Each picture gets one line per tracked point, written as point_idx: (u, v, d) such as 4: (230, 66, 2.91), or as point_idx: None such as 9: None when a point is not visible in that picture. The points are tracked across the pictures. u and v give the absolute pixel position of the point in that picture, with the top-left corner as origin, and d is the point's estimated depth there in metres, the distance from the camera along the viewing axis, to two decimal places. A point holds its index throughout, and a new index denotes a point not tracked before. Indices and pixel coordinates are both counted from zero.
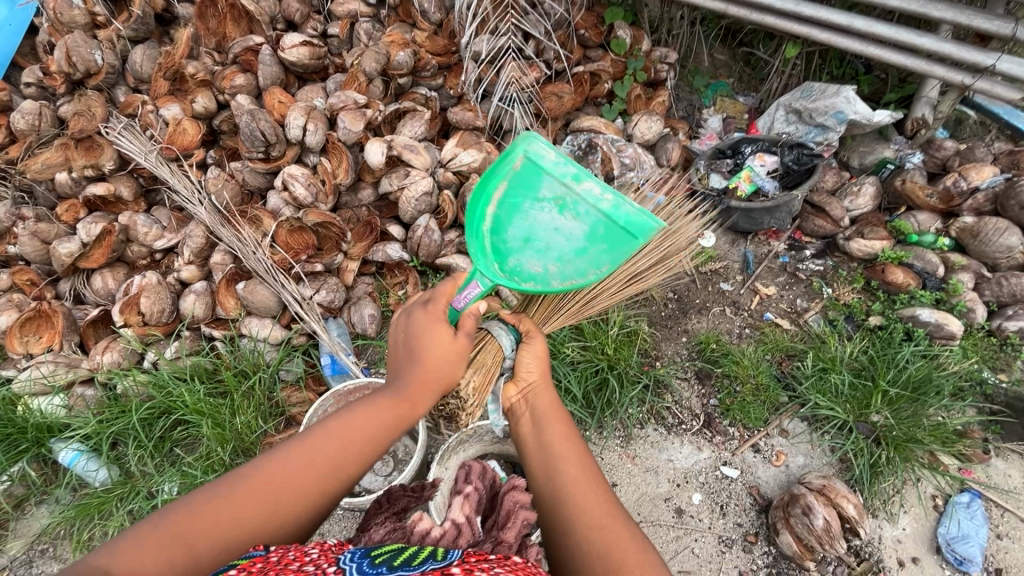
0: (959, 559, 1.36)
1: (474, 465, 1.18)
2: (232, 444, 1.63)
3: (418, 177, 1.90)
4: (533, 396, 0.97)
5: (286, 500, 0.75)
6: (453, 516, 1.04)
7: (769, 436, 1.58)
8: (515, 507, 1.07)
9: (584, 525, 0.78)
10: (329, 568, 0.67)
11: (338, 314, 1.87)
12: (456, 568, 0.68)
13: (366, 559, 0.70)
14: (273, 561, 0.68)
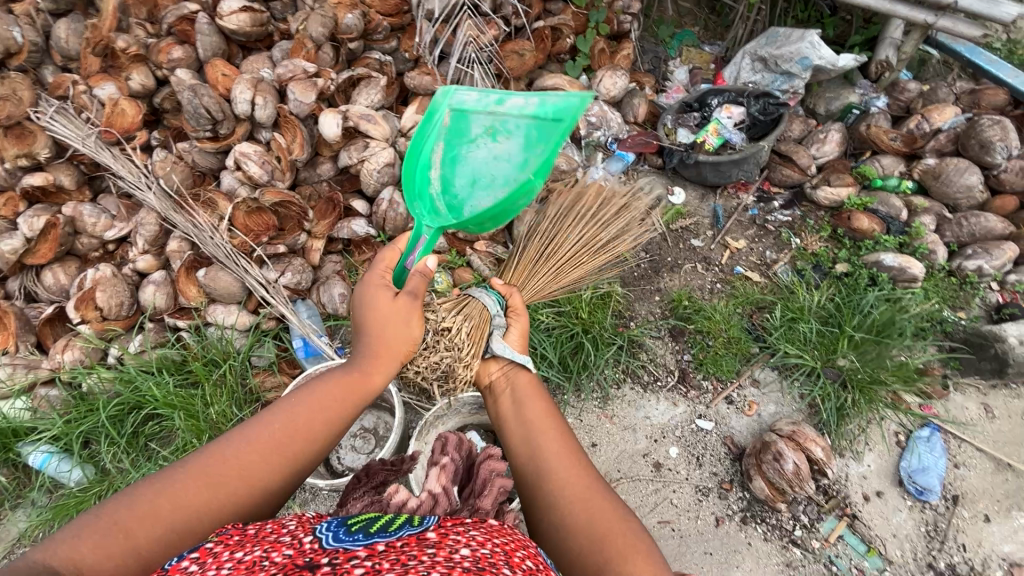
0: (919, 489, 1.43)
1: (450, 436, 1.19)
2: (208, 434, 1.60)
3: (378, 148, 1.84)
4: (512, 382, 1.03)
5: (254, 476, 0.78)
6: (430, 487, 1.08)
7: (741, 386, 1.62)
8: (491, 475, 1.13)
9: (564, 496, 0.81)
10: (305, 538, 0.69)
11: (308, 296, 1.84)
12: (431, 531, 0.71)
13: (342, 528, 0.72)
14: (250, 534, 0.70)
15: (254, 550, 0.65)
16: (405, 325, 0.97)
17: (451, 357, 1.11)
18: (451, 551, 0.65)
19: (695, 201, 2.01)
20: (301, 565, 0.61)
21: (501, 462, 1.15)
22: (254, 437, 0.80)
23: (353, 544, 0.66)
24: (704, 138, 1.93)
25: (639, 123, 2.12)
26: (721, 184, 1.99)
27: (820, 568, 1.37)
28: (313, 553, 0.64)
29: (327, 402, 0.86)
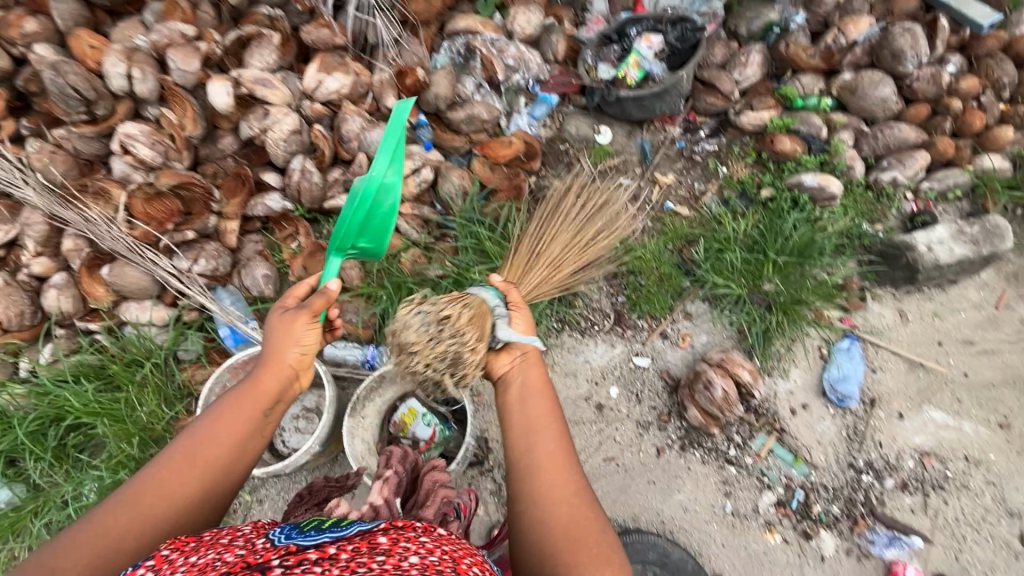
0: (840, 398, 1.51)
1: (395, 450, 1.15)
2: (139, 437, 1.52)
3: (279, 115, 1.69)
4: (522, 375, 1.04)
5: (185, 485, 0.84)
6: (371, 500, 1.03)
7: (675, 321, 1.65)
8: (435, 486, 1.11)
9: (550, 495, 0.86)
10: (259, 540, 0.71)
11: (229, 282, 1.73)
12: (382, 536, 0.72)
13: (295, 528, 0.75)
14: (204, 539, 0.72)
15: (207, 553, 0.68)
16: (303, 333, 1.03)
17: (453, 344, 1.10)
18: (399, 559, 0.66)
19: (622, 138, 1.97)
20: (253, 565, 0.62)
21: (445, 473, 1.14)
22: (181, 452, 0.86)
23: (305, 542, 0.68)
24: (625, 72, 1.87)
25: (560, 62, 2.01)
26: (647, 119, 1.94)
27: (753, 481, 1.45)
28: (264, 551, 0.67)
29: (245, 413, 0.93)
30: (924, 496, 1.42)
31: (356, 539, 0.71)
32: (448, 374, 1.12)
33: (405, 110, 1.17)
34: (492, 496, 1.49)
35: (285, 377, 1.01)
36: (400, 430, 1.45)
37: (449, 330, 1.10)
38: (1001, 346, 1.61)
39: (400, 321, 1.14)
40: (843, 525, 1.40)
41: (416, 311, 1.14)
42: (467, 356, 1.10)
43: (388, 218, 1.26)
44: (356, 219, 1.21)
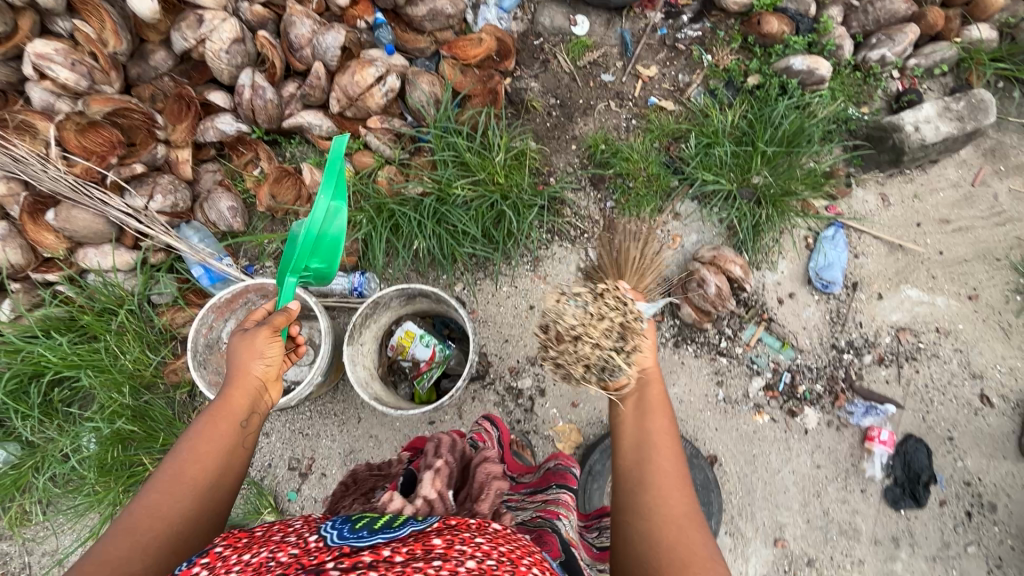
0: (825, 284, 1.56)
1: (444, 438, 1.14)
2: (129, 385, 1.44)
3: (216, 21, 1.49)
4: (645, 388, 0.97)
5: (176, 506, 0.81)
6: (424, 493, 0.93)
7: (664, 223, 1.63)
8: (488, 479, 1.06)
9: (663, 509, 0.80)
10: (311, 537, 0.72)
11: (194, 218, 1.60)
12: (436, 538, 0.71)
13: (345, 525, 0.75)
14: (258, 535, 0.73)
15: (261, 551, 0.68)
16: (265, 349, 1.01)
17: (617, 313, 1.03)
18: (457, 563, 0.64)
19: (599, 29, 1.81)
20: (308, 567, 0.63)
21: (496, 464, 1.09)
22: (166, 477, 0.83)
23: (359, 543, 0.68)
24: None
25: None
26: (627, 4, 1.77)
27: (743, 369, 1.52)
28: (318, 551, 0.67)
29: (221, 433, 0.90)
30: (899, 367, 1.52)
31: (410, 540, 0.70)
32: (619, 354, 1.00)
33: (344, 146, 1.09)
34: (497, 407, 1.53)
35: (254, 394, 0.99)
36: (399, 353, 1.44)
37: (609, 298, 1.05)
38: (975, 222, 1.65)
39: (554, 307, 1.06)
40: (825, 401, 1.50)
41: (569, 299, 1.07)
42: (633, 326, 1.02)
43: (337, 240, 1.21)
44: (307, 246, 1.15)
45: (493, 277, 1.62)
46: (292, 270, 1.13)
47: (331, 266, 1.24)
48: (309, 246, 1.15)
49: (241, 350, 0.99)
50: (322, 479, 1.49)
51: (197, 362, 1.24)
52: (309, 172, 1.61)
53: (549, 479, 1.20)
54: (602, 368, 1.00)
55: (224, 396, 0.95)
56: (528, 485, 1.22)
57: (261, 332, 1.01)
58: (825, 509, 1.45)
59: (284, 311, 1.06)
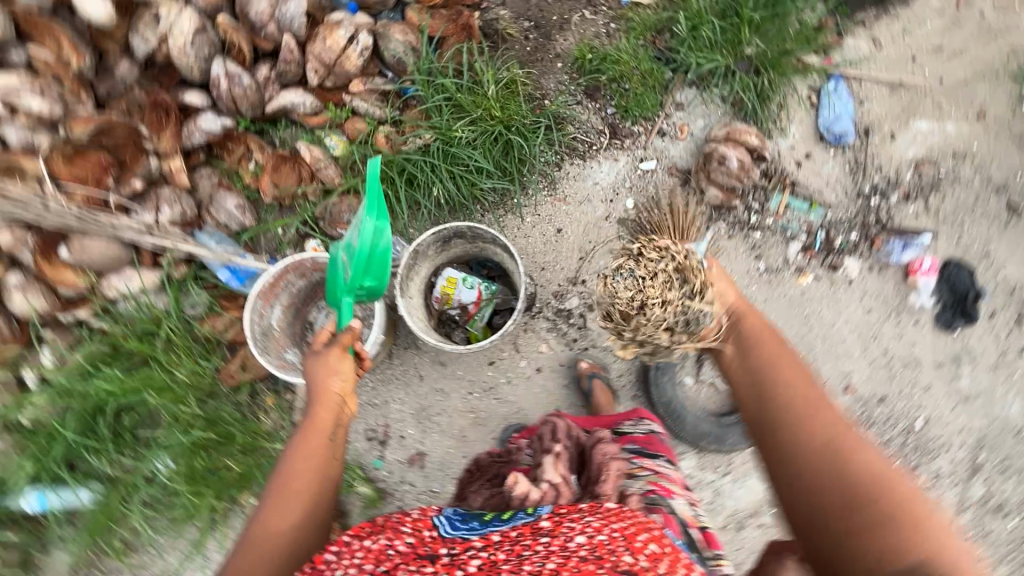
0: (837, 137, 1.57)
1: (558, 423, 1.21)
2: (192, 396, 1.45)
3: (173, 14, 1.43)
4: (747, 332, 1.06)
5: (292, 519, 0.84)
6: (549, 478, 1.01)
7: (668, 115, 1.62)
8: (605, 458, 1.08)
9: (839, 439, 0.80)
10: (427, 530, 0.89)
11: (204, 223, 1.57)
12: (546, 522, 0.85)
13: (457, 518, 0.93)
14: (378, 524, 0.88)
15: (381, 538, 0.84)
16: (338, 366, 1.00)
17: (671, 263, 1.17)
18: (566, 540, 0.80)
19: None
20: (427, 554, 0.81)
21: (611, 444, 1.11)
22: (276, 494, 0.86)
23: (469, 534, 0.87)
24: None
25: None
26: None
27: (778, 238, 1.54)
28: (432, 542, 0.84)
29: (312, 449, 0.90)
30: (925, 199, 1.55)
31: (517, 527, 0.87)
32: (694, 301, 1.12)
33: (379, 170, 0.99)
34: (552, 333, 1.55)
35: (337, 408, 0.98)
36: (445, 303, 1.45)
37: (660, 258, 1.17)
38: (970, 42, 1.62)
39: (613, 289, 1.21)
40: (862, 248, 1.53)
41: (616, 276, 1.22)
42: (693, 272, 1.15)
43: (387, 255, 1.13)
44: (358, 271, 1.12)
45: (514, 211, 1.62)
46: (346, 292, 1.13)
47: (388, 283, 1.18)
48: (360, 263, 1.11)
49: (317, 369, 0.99)
50: (402, 441, 1.52)
51: (259, 349, 1.25)
52: (307, 149, 1.59)
53: (657, 446, 1.16)
54: (683, 322, 1.13)
55: (311, 413, 0.95)
56: (636, 441, 1.17)
57: (331, 350, 1.02)
58: (884, 348, 1.50)
59: (349, 329, 1.05)
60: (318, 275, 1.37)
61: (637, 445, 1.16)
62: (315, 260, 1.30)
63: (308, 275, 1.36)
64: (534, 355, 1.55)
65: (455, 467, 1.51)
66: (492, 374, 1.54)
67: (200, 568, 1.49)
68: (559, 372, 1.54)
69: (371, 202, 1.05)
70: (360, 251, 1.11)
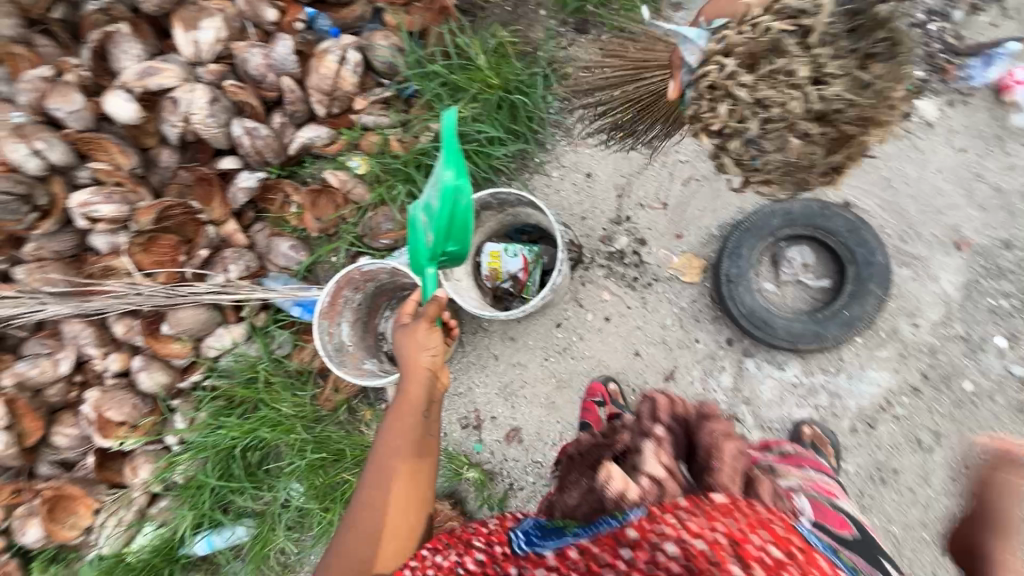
0: None
1: (660, 399, 0.88)
2: (300, 423, 1.58)
3: (188, 93, 1.56)
4: None
5: (393, 495, 0.88)
6: (649, 472, 0.72)
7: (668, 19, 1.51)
8: (715, 438, 0.79)
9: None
10: (500, 544, 0.78)
11: (268, 270, 1.72)
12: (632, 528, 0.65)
13: (534, 528, 0.79)
14: (454, 535, 0.84)
15: (451, 554, 0.78)
16: (427, 340, 1.01)
17: (735, 53, 0.94)
18: (654, 549, 0.61)
19: None
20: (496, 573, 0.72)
21: (722, 419, 0.82)
22: (377, 471, 0.90)
23: (544, 547, 0.71)
24: None
25: None
26: None
27: None
28: (504, 560, 0.74)
29: (404, 430, 0.93)
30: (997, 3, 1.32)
31: (598, 536, 0.68)
32: (802, 15, 0.90)
33: (455, 117, 0.96)
34: (609, 277, 1.50)
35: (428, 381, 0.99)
36: (496, 279, 1.46)
37: (723, 97, 0.96)
38: None
39: (770, 131, 0.95)
40: (935, 82, 1.32)
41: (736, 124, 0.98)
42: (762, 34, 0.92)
43: (467, 217, 1.11)
44: (439, 230, 1.10)
45: (539, 170, 1.59)
46: (429, 258, 1.14)
47: (467, 246, 1.18)
48: (442, 224, 1.08)
49: (406, 345, 1.01)
50: (495, 421, 1.55)
51: (335, 364, 1.35)
52: (333, 175, 1.66)
53: (799, 457, 1.08)
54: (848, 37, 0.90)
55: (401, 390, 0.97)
56: (771, 457, 1.08)
57: (418, 324, 1.02)
58: (994, 185, 1.28)
59: (433, 301, 1.05)
60: (371, 284, 1.44)
61: (774, 459, 1.07)
62: (361, 268, 1.35)
63: (363, 287, 1.43)
64: (599, 304, 1.50)
65: (551, 434, 1.51)
66: (562, 335, 1.52)
67: None
68: (629, 315, 1.48)
69: (448, 155, 1.02)
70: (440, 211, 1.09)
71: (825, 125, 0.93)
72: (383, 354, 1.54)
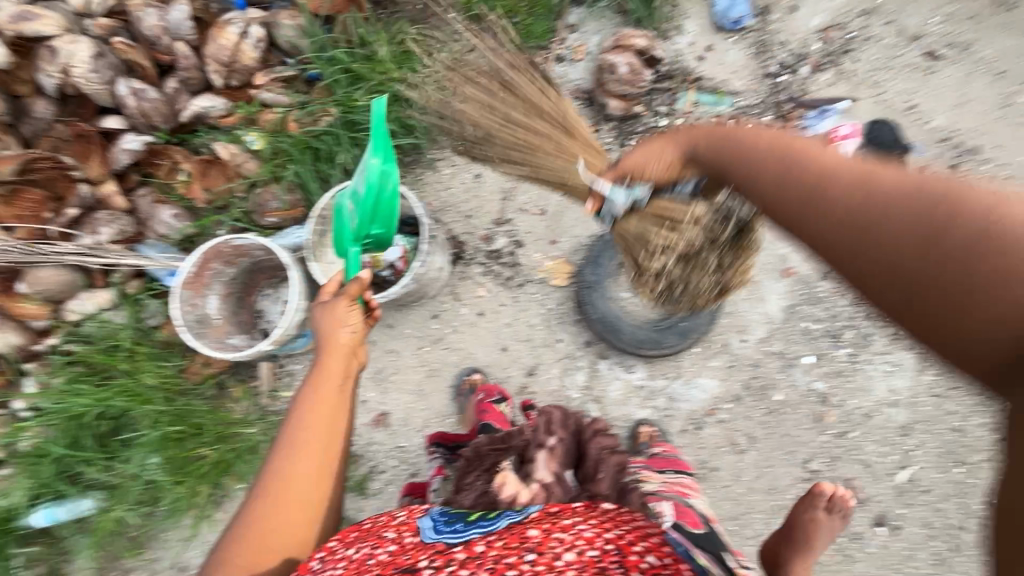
0: (734, 22, 1.53)
1: (554, 413, 1.32)
2: (163, 395, 1.54)
3: (69, 46, 1.51)
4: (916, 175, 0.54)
5: (308, 473, 0.85)
6: (540, 479, 1.15)
7: (562, 39, 1.61)
8: (602, 452, 1.26)
9: (912, 177, 0.55)
10: (409, 534, 0.90)
11: (147, 237, 1.66)
12: (533, 530, 0.86)
13: (441, 520, 0.95)
14: (363, 530, 0.90)
15: (362, 547, 0.85)
16: (347, 317, 0.97)
17: (675, 251, 1.00)
18: (553, 557, 0.79)
19: None
20: (406, 566, 0.81)
21: (606, 438, 1.30)
22: (290, 449, 0.86)
23: (451, 540, 0.88)
24: None
25: None
26: None
27: None
28: (412, 550, 0.85)
29: (319, 415, 0.88)
30: (837, 65, 1.50)
31: (506, 534, 0.87)
32: (714, 224, 0.97)
33: (384, 107, 0.97)
34: (486, 275, 1.58)
35: (346, 358, 0.94)
36: (375, 265, 1.49)
37: (662, 275, 1.05)
38: None
39: (690, 288, 1.10)
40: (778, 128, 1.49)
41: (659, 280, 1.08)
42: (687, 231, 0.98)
43: (394, 202, 1.11)
44: (365, 214, 1.11)
45: (431, 166, 1.66)
46: (353, 240, 1.15)
47: (393, 230, 1.18)
48: (366, 210, 1.11)
49: (325, 319, 0.96)
50: (365, 405, 1.58)
51: (193, 335, 1.33)
52: (222, 147, 1.64)
53: (664, 462, 1.30)
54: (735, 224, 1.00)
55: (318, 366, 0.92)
56: (640, 461, 1.31)
57: (338, 301, 0.97)
58: None
59: (356, 279, 1.00)
60: (244, 260, 1.44)
61: (643, 464, 1.30)
62: (230, 242, 1.34)
63: (235, 262, 1.43)
64: (474, 300, 1.57)
65: (418, 421, 1.56)
66: (437, 326, 1.58)
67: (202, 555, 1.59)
68: (501, 312, 1.56)
69: (376, 144, 1.02)
70: (367, 197, 1.10)
71: (723, 280, 1.11)
72: (257, 331, 1.54)
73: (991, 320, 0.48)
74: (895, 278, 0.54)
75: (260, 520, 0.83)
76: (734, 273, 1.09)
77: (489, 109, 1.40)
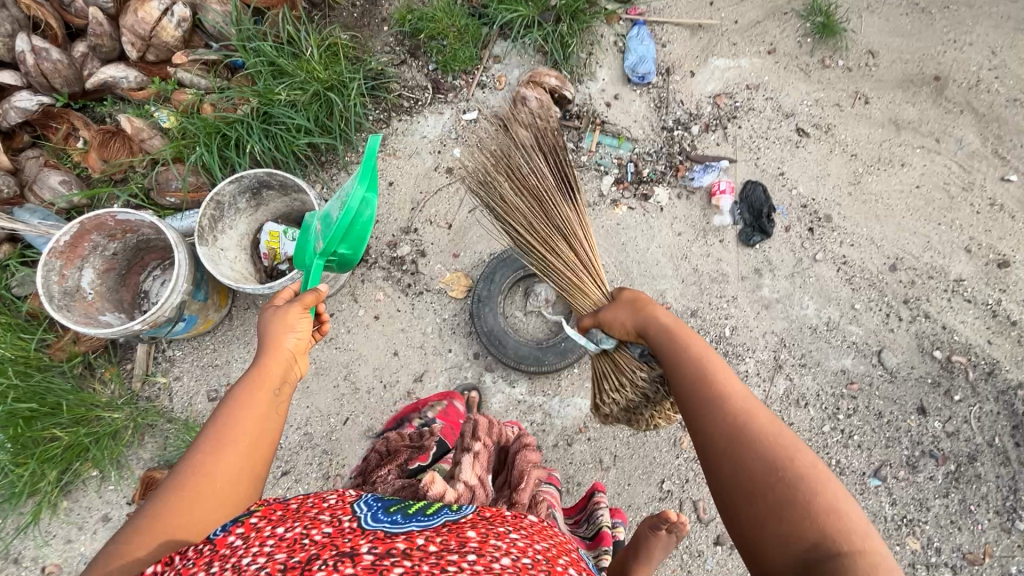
0: (641, 77, 1.68)
1: (481, 420, 1.08)
2: (17, 370, 1.43)
3: None
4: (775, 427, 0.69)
5: (235, 468, 0.74)
6: (466, 479, 0.96)
7: (486, 68, 1.72)
8: (526, 465, 1.08)
9: (781, 424, 0.70)
10: (345, 517, 0.64)
11: (27, 201, 1.57)
12: (471, 530, 0.63)
13: (379, 505, 0.69)
14: (293, 507, 0.65)
15: (295, 526, 0.61)
16: (297, 323, 0.90)
17: (618, 396, 1.08)
18: (490, 560, 0.57)
19: None
20: (341, 551, 0.55)
21: (536, 452, 1.11)
22: (216, 439, 0.74)
23: (392, 527, 0.62)
24: None
25: None
26: None
27: (592, 173, 1.66)
28: (352, 533, 0.60)
29: (256, 408, 0.78)
30: (724, 128, 1.69)
31: (443, 530, 0.63)
32: (650, 395, 1.03)
33: (379, 144, 1.02)
34: (387, 280, 1.61)
35: (287, 365, 0.87)
36: (274, 259, 1.50)
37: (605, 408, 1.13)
38: None
39: (626, 421, 1.15)
40: (669, 176, 1.66)
41: (604, 406, 1.14)
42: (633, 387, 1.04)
43: (365, 227, 1.22)
44: (339, 234, 1.15)
45: (346, 169, 1.70)
46: (319, 255, 1.15)
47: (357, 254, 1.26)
48: (341, 230, 1.15)
49: (271, 324, 0.89)
50: None
51: (56, 307, 1.28)
52: (126, 121, 1.54)
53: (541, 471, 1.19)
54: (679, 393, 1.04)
55: (258, 364, 0.84)
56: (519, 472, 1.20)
57: (291, 306, 0.91)
58: (694, 265, 1.61)
59: (315, 290, 0.95)
60: (131, 237, 1.39)
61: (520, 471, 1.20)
62: (115, 216, 1.30)
63: (119, 237, 1.37)
64: (372, 302, 1.60)
65: (298, 418, 1.54)
66: (331, 325, 1.59)
67: (39, 547, 1.47)
68: (396, 318, 1.59)
69: (364, 173, 1.08)
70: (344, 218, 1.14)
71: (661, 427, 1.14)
72: (137, 312, 1.49)
73: (780, 543, 0.61)
74: (745, 493, 0.66)
75: (165, 516, 0.68)
76: (667, 417, 1.10)
77: (516, 202, 1.19)
